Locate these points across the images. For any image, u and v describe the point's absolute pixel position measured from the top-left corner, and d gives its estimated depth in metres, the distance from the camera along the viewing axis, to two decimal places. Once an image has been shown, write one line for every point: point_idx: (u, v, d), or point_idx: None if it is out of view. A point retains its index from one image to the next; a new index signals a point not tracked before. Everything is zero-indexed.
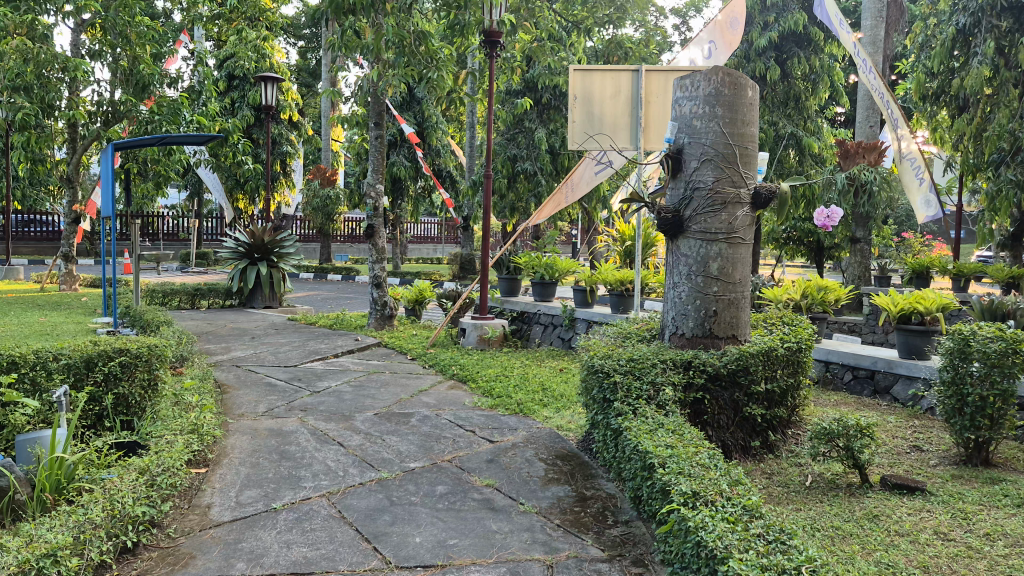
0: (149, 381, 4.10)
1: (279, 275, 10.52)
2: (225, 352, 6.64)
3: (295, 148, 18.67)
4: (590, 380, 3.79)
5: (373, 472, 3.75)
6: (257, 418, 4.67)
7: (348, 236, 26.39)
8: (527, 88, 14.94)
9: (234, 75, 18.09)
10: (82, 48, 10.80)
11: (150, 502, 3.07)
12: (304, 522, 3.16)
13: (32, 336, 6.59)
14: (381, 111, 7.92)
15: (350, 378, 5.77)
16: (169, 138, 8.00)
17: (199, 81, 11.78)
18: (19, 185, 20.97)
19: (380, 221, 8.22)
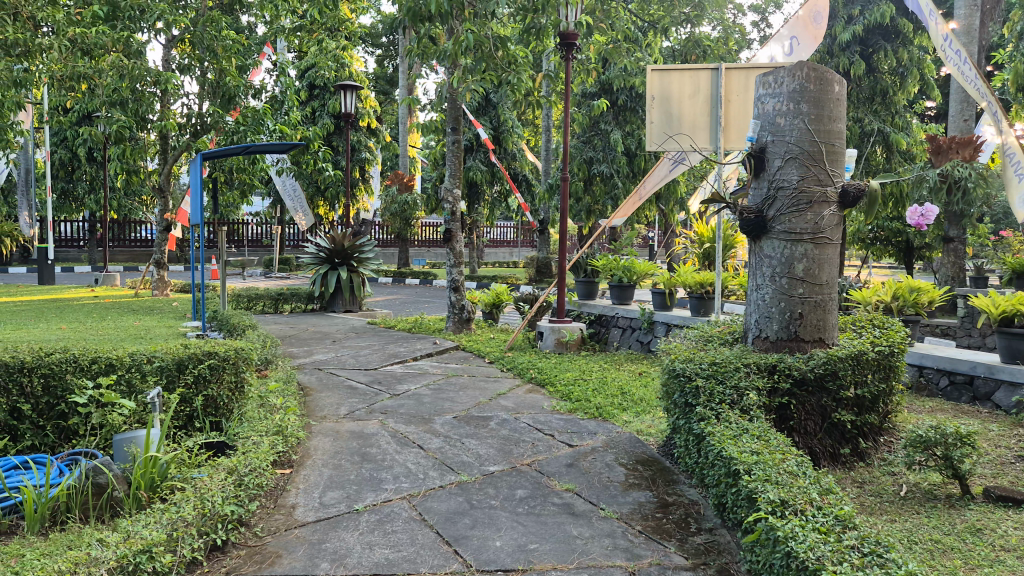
0: (236, 383, 4.23)
1: (359, 280, 10.68)
2: (308, 355, 6.80)
3: (373, 155, 19.06)
4: (671, 384, 3.71)
5: (453, 476, 3.77)
6: (339, 420, 4.76)
7: (426, 241, 26.77)
8: (603, 90, 14.88)
9: (314, 85, 18.62)
10: (173, 63, 11.25)
11: (238, 502, 3.15)
12: (385, 524, 3.20)
13: (127, 340, 6.89)
14: (458, 116, 7.98)
15: (429, 382, 5.82)
16: (254, 147, 8.20)
17: (281, 90, 12.09)
18: (115, 196, 22.04)
19: (457, 225, 8.27)
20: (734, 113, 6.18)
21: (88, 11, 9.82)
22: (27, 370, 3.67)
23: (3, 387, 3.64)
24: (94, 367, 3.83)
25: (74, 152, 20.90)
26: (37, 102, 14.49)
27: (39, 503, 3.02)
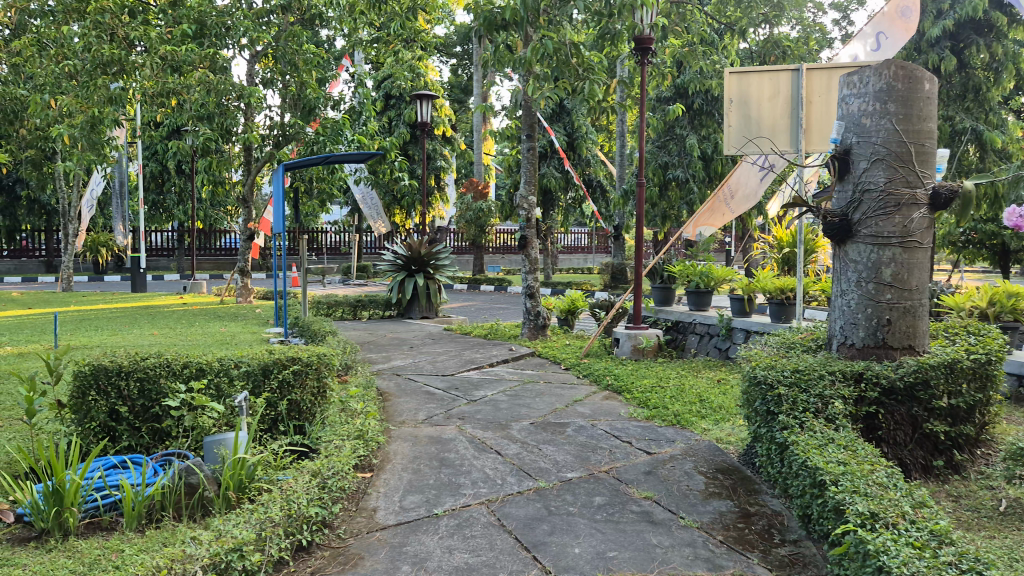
0: (319, 389, 4.35)
1: (435, 287, 10.82)
2: (386, 361, 6.92)
3: (448, 163, 19.29)
4: (752, 392, 3.64)
5: (530, 482, 3.78)
6: (417, 425, 4.83)
7: (500, 248, 26.94)
8: (678, 94, 14.72)
9: (391, 95, 19.03)
10: (256, 77, 11.62)
11: (322, 504, 3.23)
12: (464, 528, 3.23)
13: (214, 345, 7.15)
14: (533, 123, 8.03)
15: (506, 388, 5.85)
16: (334, 157, 8.38)
17: (359, 101, 12.34)
18: (201, 207, 22.88)
19: (532, 231, 8.28)
20: (815, 115, 6.04)
21: (178, 30, 10.23)
22: (124, 374, 3.84)
23: (103, 390, 3.82)
24: (186, 372, 3.97)
25: (164, 165, 21.79)
26: (130, 119, 15.18)
27: (136, 501, 3.16)
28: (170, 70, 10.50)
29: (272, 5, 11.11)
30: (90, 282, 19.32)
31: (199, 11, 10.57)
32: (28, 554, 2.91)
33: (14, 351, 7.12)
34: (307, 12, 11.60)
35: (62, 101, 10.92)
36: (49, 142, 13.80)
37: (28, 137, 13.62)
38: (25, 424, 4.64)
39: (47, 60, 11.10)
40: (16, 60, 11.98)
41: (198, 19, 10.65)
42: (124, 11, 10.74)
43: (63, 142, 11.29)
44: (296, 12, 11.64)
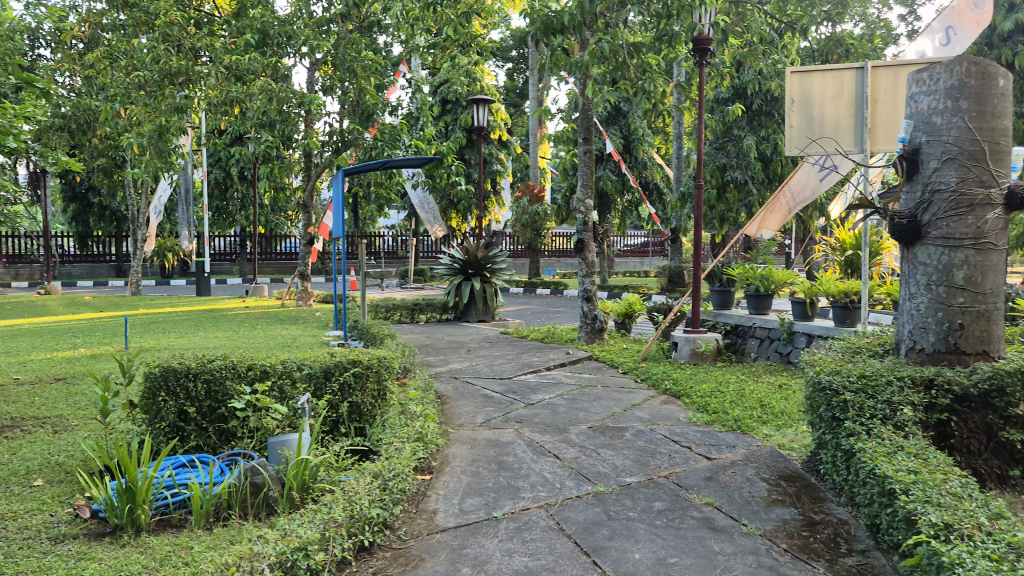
0: (379, 391, 4.40)
1: (492, 290, 10.85)
2: (444, 364, 6.96)
3: (504, 166, 19.36)
4: (817, 398, 3.57)
5: (589, 486, 3.76)
6: (475, 428, 4.85)
7: (556, 251, 26.93)
8: (737, 95, 14.52)
9: (447, 100, 19.21)
10: (316, 84, 11.84)
11: (383, 505, 3.27)
12: (524, 532, 3.23)
13: (276, 348, 7.30)
14: (590, 127, 8.00)
15: (564, 392, 5.83)
16: (392, 163, 8.46)
17: (416, 107, 12.48)
18: (263, 212, 23.41)
19: (589, 234, 8.26)
20: (882, 114, 5.89)
21: (241, 40, 10.50)
22: (192, 375, 3.94)
23: (173, 391, 3.93)
24: (251, 373, 4.06)
25: (228, 172, 22.39)
26: (196, 127, 15.61)
27: (205, 499, 3.24)
28: (234, 79, 10.79)
29: (331, 13, 11.32)
30: (157, 286, 19.92)
31: (262, 22, 10.83)
32: (103, 549, 3.01)
33: (88, 353, 7.39)
34: (366, 19, 11.78)
35: (131, 111, 11.30)
36: (119, 151, 14.28)
37: (100, 146, 14.14)
38: (99, 423, 4.81)
39: (118, 71, 11.50)
40: (89, 73, 12.45)
41: (261, 29, 10.91)
42: (190, 23, 11.07)
43: (132, 150, 11.67)
44: (355, 20, 11.81)
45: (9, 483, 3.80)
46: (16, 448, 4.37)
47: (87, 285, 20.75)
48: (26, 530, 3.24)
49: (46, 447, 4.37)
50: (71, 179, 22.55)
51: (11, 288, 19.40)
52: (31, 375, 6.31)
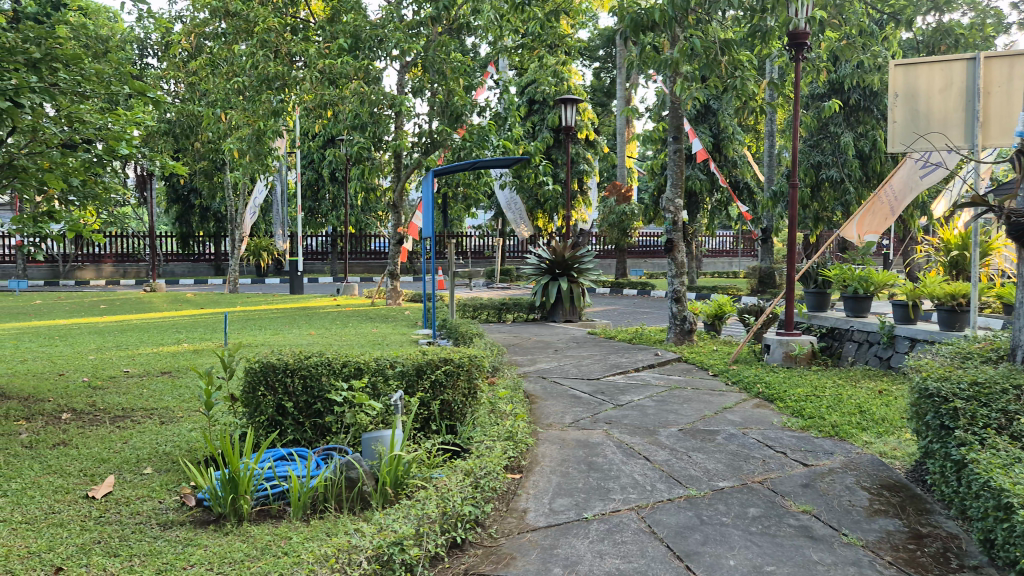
0: (469, 389, 4.45)
1: (579, 290, 10.79)
2: (532, 364, 6.98)
3: (591, 166, 19.40)
4: (924, 405, 3.43)
5: (681, 489, 3.70)
6: (564, 428, 4.84)
7: (642, 251, 26.69)
8: (833, 89, 14.06)
9: (534, 100, 19.31)
10: (406, 86, 12.04)
11: (474, 503, 3.30)
12: (615, 534, 3.20)
13: (368, 346, 7.46)
14: (680, 125, 7.89)
15: (653, 393, 5.76)
16: (481, 163, 8.50)
17: (504, 107, 12.54)
18: (354, 212, 23.99)
19: (679, 234, 8.14)
20: (995, 106, 5.57)
21: (335, 45, 10.79)
22: (290, 371, 4.06)
23: (272, 386, 4.07)
24: (346, 369, 4.13)
25: (320, 173, 23.14)
26: (291, 130, 16.13)
27: (302, 491, 3.34)
28: (328, 83, 11.12)
29: (421, 16, 11.43)
30: (253, 285, 20.64)
31: (354, 26, 11.09)
32: (208, 536, 3.14)
33: (191, 347, 7.72)
34: (455, 21, 11.92)
35: (232, 116, 11.77)
36: (220, 154, 14.89)
37: (203, 150, 14.77)
38: (203, 416, 5.01)
39: (221, 78, 12.01)
40: (194, 80, 13.02)
41: (353, 33, 11.19)
42: (286, 29, 11.47)
43: (232, 153, 12.15)
44: (444, 23, 11.96)
45: (123, 470, 4.01)
46: (126, 437, 4.60)
47: (189, 283, 21.69)
48: (138, 516, 3.40)
49: (155, 437, 4.58)
50: (176, 181, 23.63)
51: (120, 286, 20.37)
52: (140, 368, 6.62)
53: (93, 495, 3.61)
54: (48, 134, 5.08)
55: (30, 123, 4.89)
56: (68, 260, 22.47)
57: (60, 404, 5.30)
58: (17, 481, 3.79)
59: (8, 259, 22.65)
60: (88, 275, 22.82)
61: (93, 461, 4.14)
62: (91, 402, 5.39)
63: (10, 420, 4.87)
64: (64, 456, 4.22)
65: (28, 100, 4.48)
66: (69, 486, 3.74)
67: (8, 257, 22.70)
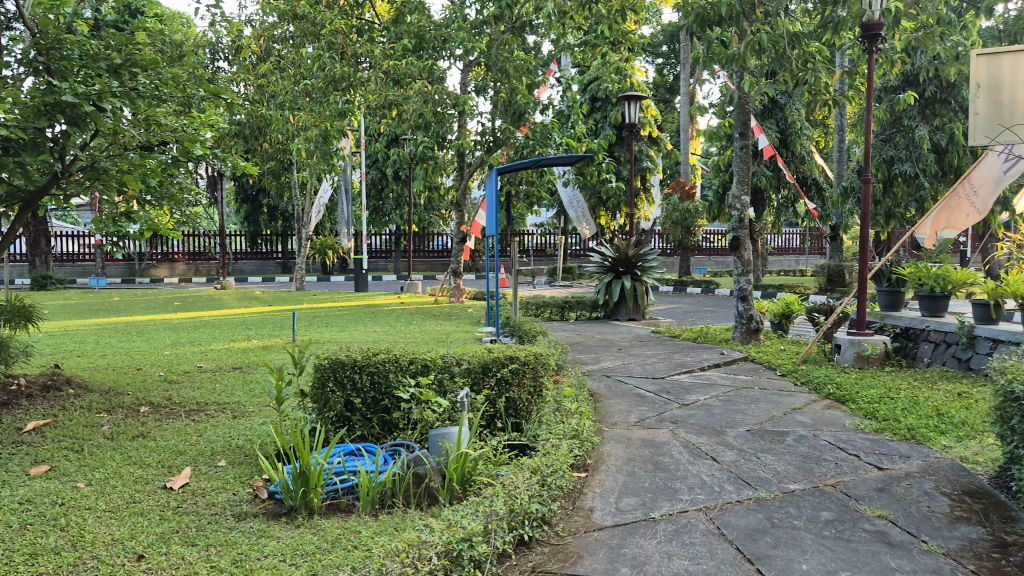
0: (535, 387, 4.46)
1: (643, 288, 10.69)
2: (596, 362, 6.95)
3: (654, 163, 19.33)
4: (1010, 408, 3.30)
5: (750, 491, 3.64)
6: (629, 428, 4.81)
7: (706, 249, 26.33)
8: (908, 82, 13.64)
9: (597, 97, 19.25)
10: (469, 85, 12.10)
11: (542, 501, 3.31)
12: (683, 535, 3.17)
13: (432, 344, 7.53)
14: (746, 120, 7.74)
15: (720, 393, 5.67)
16: (545, 161, 8.49)
17: (567, 104, 12.48)
18: (417, 211, 24.23)
19: (745, 232, 7.98)
20: None
21: (399, 46, 10.90)
22: (359, 367, 4.12)
23: (339, 381, 4.12)
24: (413, 367, 4.20)
25: (384, 172, 23.64)
26: (356, 130, 16.37)
27: (370, 487, 3.38)
28: (392, 83, 11.24)
29: (484, 15, 11.46)
30: (319, 282, 21.04)
31: (418, 26, 11.21)
32: (281, 528, 3.20)
33: (261, 344, 7.91)
34: (517, 19, 11.95)
35: (300, 118, 12.00)
36: (287, 154, 15.22)
37: (271, 150, 15.11)
38: (273, 410, 5.13)
39: (289, 80, 12.26)
40: (263, 82, 13.34)
41: (417, 33, 11.28)
42: (353, 30, 11.66)
43: (300, 154, 12.39)
44: (507, 21, 11.99)
45: (198, 462, 4.13)
46: (200, 431, 4.73)
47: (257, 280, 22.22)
48: (213, 507, 3.50)
49: (228, 431, 4.70)
50: (245, 181, 24.23)
51: (192, 283, 21.02)
52: (212, 363, 6.81)
53: (171, 486, 3.73)
54: (128, 137, 5.23)
55: (111, 126, 5.03)
56: (144, 258, 23.25)
57: (138, 397, 5.48)
58: (100, 472, 3.94)
59: (88, 257, 23.56)
60: (162, 273, 23.60)
61: (170, 453, 4.27)
62: (167, 396, 5.56)
63: (93, 412, 5.06)
64: (143, 447, 4.36)
65: (110, 104, 4.62)
66: (149, 477, 3.87)
67: (88, 255, 23.60)
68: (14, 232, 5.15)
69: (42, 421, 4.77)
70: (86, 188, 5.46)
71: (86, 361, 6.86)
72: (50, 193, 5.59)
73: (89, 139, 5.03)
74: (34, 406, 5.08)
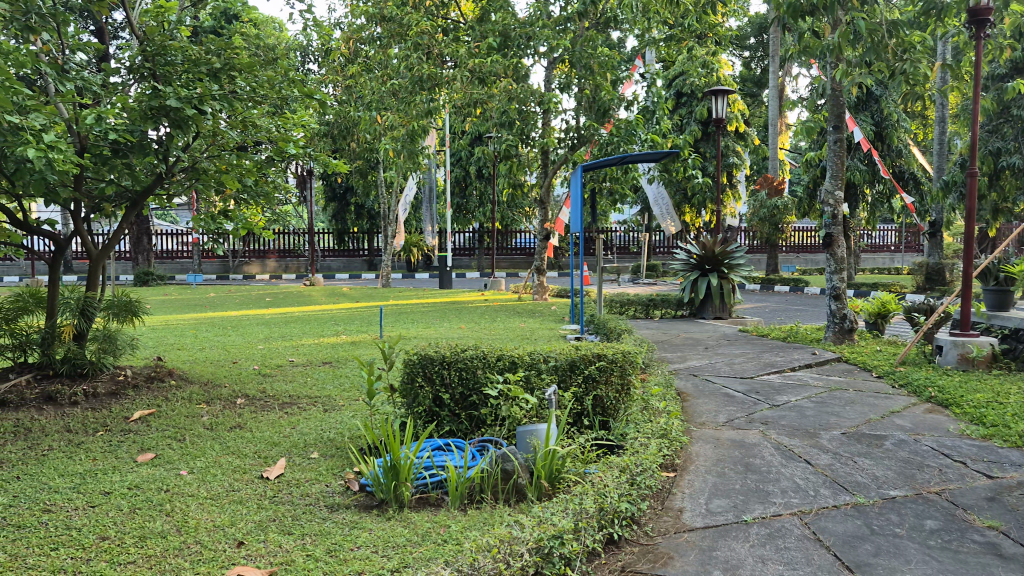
0: (623, 385, 4.42)
1: (730, 286, 10.47)
2: (682, 361, 6.85)
3: (741, 158, 18.95)
4: None
5: (847, 496, 3.52)
6: (718, 427, 4.72)
7: (795, 247, 25.67)
8: (1015, 69, 12.96)
9: (682, 92, 18.99)
10: (554, 82, 12.12)
11: (632, 500, 3.28)
12: (777, 539, 3.09)
13: (517, 340, 7.58)
14: (841, 113, 7.51)
15: (812, 395, 5.52)
16: (631, 157, 8.38)
17: (652, 100, 12.34)
18: (500, 208, 24.38)
19: (838, 228, 7.72)
20: None
21: (484, 45, 11.00)
22: (448, 363, 4.16)
23: (429, 377, 4.17)
24: (500, 364, 4.23)
25: (467, 170, 23.87)
26: (441, 129, 16.58)
27: (459, 481, 3.41)
28: (477, 82, 11.36)
29: (569, 12, 11.44)
30: (403, 279, 21.42)
31: (504, 24, 11.26)
32: (372, 520, 3.26)
33: (349, 339, 8.10)
34: (603, 16, 11.84)
35: (388, 117, 12.22)
36: (374, 153, 15.55)
37: (359, 149, 15.48)
38: (363, 405, 5.24)
39: (376, 80, 12.52)
40: (351, 83, 13.68)
41: (502, 32, 11.33)
42: (438, 30, 11.83)
43: (386, 153, 12.61)
44: (592, 18, 11.93)
45: (292, 454, 4.25)
46: (294, 423, 4.87)
47: (344, 277, 22.78)
48: (307, 497, 3.59)
49: (320, 424, 4.83)
50: (333, 180, 24.85)
51: (284, 280, 21.67)
52: (303, 358, 7.01)
53: (267, 476, 3.85)
54: (225, 138, 5.42)
55: (210, 128, 5.22)
56: (237, 255, 24.14)
57: (234, 389, 5.69)
58: (201, 460, 4.10)
59: (185, 255, 24.62)
60: (254, 270, 24.46)
61: (266, 444, 4.41)
62: (262, 388, 5.75)
63: (193, 403, 5.27)
64: (240, 438, 4.52)
65: (211, 107, 4.80)
66: (246, 467, 4.01)
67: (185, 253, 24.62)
68: (122, 231, 5.40)
69: (147, 411, 5.00)
70: (187, 188, 5.68)
71: (187, 354, 7.15)
72: (154, 193, 5.85)
73: (190, 141, 5.23)
74: (139, 396, 5.33)
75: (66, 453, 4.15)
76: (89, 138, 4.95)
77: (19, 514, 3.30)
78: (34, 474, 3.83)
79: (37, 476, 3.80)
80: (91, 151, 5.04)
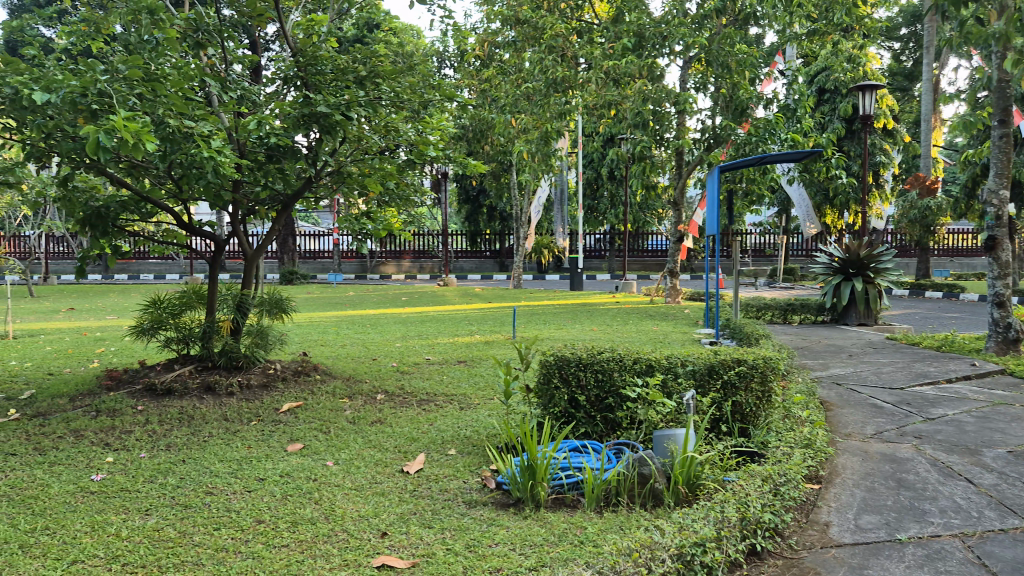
0: (763, 392, 4.29)
1: (876, 291, 9.92)
2: (824, 368, 6.58)
3: (889, 157, 17.98)
4: None
5: (1015, 520, 3.26)
6: (866, 439, 4.49)
7: (948, 250, 24.20)
8: None
9: (825, 88, 18.25)
10: (690, 82, 11.88)
11: (775, 511, 3.18)
12: (937, 561, 2.90)
13: (651, 343, 7.49)
14: (1007, 107, 6.95)
15: (972, 408, 5.15)
16: (770, 157, 8.05)
17: (793, 97, 11.85)
18: (630, 210, 24.17)
19: (1003, 230, 7.18)
20: None
21: (619, 46, 10.92)
22: (584, 364, 4.16)
23: (565, 378, 4.17)
24: (638, 366, 4.20)
25: (599, 172, 23.80)
26: (573, 130, 16.61)
27: (596, 483, 3.40)
28: (612, 83, 11.29)
29: (706, 9, 11.14)
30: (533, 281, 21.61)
31: (638, 25, 11.10)
32: (509, 518, 3.30)
33: (483, 339, 8.25)
34: (741, 12, 11.49)
35: (521, 120, 12.36)
36: (507, 155, 15.75)
37: (493, 152, 15.73)
38: (497, 404, 5.31)
39: (512, 85, 12.69)
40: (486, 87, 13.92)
41: (637, 32, 11.19)
42: (573, 33, 11.87)
43: (520, 156, 12.78)
44: (730, 14, 11.61)
45: (431, 449, 4.36)
46: (431, 419, 5.00)
47: (476, 278, 23.23)
48: (446, 492, 3.67)
49: (456, 421, 4.93)
50: (466, 183, 25.36)
51: (420, 279, 22.63)
52: (439, 356, 7.20)
53: (407, 470, 3.96)
54: (369, 143, 5.63)
55: (356, 133, 5.44)
56: (374, 255, 25.11)
57: (375, 386, 5.89)
58: (345, 452, 4.26)
59: (327, 255, 25.82)
60: (390, 270, 25.36)
61: (406, 439, 4.54)
62: (400, 385, 5.94)
63: (336, 397, 5.50)
64: (381, 432, 4.68)
65: (357, 112, 5.01)
66: (388, 460, 4.14)
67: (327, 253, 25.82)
68: (274, 232, 5.71)
69: (295, 403, 5.26)
70: (332, 191, 5.94)
71: (329, 350, 7.48)
72: (303, 196, 6.15)
73: (337, 145, 5.46)
74: (288, 389, 5.61)
75: (224, 440, 4.42)
76: (247, 145, 5.27)
77: (185, 495, 3.54)
78: (197, 458, 4.10)
79: (200, 459, 4.07)
80: (249, 157, 5.35)
